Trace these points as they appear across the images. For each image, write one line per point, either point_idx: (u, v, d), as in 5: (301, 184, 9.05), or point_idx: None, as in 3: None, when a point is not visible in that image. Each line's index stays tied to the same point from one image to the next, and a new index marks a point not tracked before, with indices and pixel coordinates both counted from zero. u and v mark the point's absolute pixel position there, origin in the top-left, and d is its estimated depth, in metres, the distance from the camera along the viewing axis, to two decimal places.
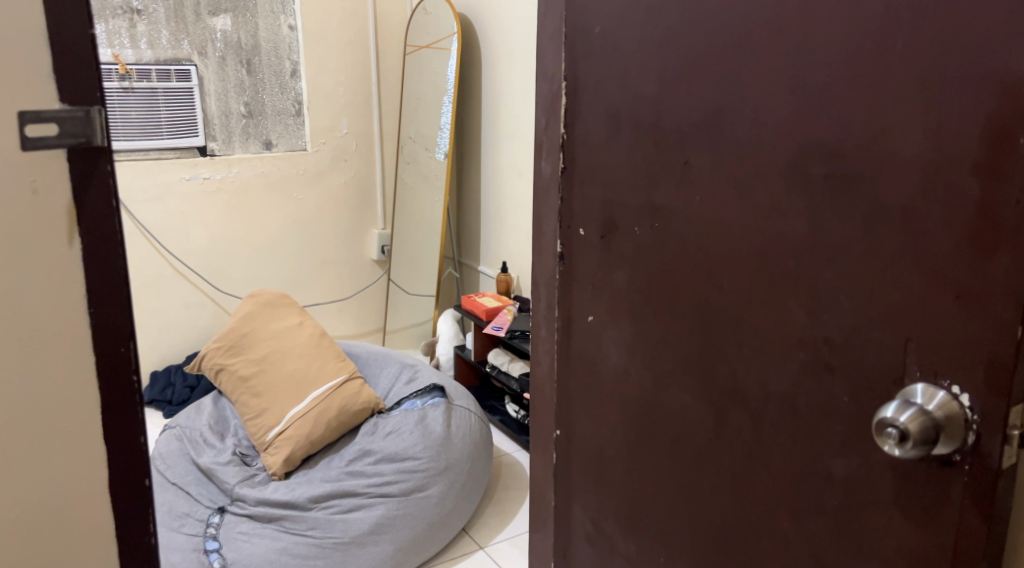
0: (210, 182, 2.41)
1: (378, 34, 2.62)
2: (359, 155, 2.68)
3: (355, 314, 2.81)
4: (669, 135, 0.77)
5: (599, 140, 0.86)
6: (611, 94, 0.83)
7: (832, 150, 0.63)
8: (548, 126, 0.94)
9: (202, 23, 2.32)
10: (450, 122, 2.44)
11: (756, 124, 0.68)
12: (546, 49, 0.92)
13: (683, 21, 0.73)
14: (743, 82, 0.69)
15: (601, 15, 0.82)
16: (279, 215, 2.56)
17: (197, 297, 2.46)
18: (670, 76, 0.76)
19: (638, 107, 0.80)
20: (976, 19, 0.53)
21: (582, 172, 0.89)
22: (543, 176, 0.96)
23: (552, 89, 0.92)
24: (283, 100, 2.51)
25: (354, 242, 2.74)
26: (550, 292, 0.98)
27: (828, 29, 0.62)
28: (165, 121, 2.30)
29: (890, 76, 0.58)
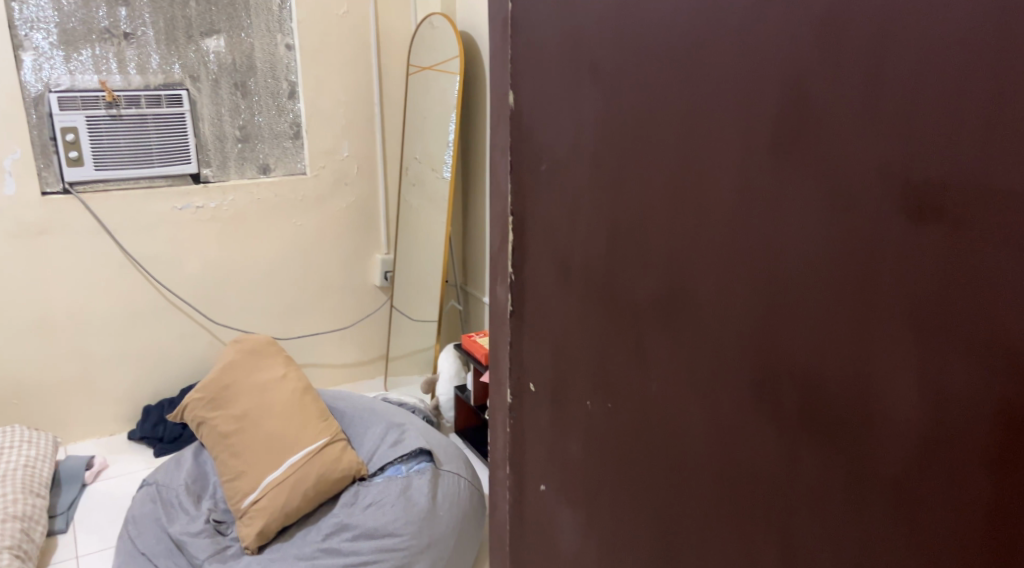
0: (204, 211, 2.31)
1: (381, 51, 2.48)
2: (361, 178, 2.55)
3: (358, 340, 2.70)
4: (620, 301, 0.62)
5: (547, 285, 0.71)
6: (560, 236, 0.68)
7: (801, 375, 0.46)
8: (500, 249, 0.79)
9: (195, 45, 2.22)
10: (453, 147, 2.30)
11: (729, 311, 0.50)
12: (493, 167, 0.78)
13: (636, 175, 0.57)
14: (695, 265, 0.53)
15: (548, 144, 0.67)
16: (278, 241, 2.45)
17: (191, 327, 2.37)
18: (621, 235, 0.60)
19: (587, 259, 0.65)
20: (989, 269, 0.37)
21: (532, 316, 0.74)
22: (496, 304, 0.81)
23: (503, 210, 0.77)
24: (281, 122, 2.40)
25: (356, 267, 2.62)
26: (502, 443, 0.82)
27: (817, 225, 0.43)
28: (155, 148, 2.20)
29: (875, 298, 0.41)
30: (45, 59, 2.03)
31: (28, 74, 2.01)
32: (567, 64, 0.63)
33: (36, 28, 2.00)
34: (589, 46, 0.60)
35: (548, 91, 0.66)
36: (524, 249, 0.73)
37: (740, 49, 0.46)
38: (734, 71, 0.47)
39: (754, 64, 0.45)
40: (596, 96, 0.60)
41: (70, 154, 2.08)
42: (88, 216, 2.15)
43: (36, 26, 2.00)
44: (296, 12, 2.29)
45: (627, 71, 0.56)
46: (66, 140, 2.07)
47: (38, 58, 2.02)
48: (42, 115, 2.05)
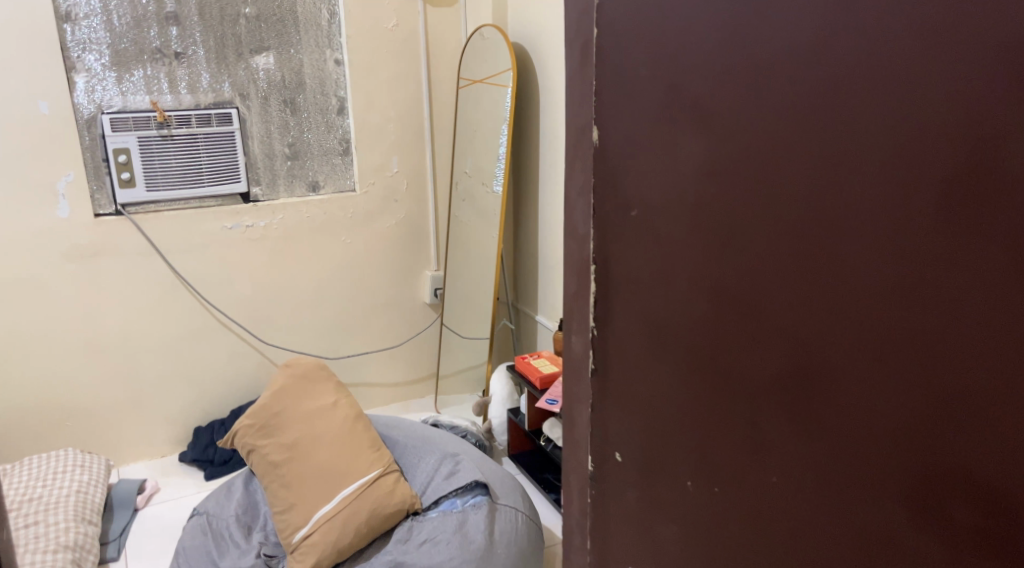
0: (254, 230, 2.28)
1: (431, 64, 2.41)
2: (410, 194, 2.49)
3: (407, 360, 2.63)
4: (727, 379, 0.54)
5: (635, 349, 0.62)
6: (649, 296, 0.59)
7: (974, 478, 0.42)
8: (578, 295, 0.69)
9: (245, 63, 2.19)
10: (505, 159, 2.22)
11: (880, 395, 0.45)
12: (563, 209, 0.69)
13: (755, 234, 0.50)
14: (832, 344, 0.47)
15: (635, 189, 0.59)
16: (327, 259, 2.40)
17: (240, 347, 2.34)
18: (729, 299, 0.52)
19: (685, 326, 0.57)
20: None
21: (615, 384, 0.65)
22: (574, 355, 0.71)
23: (581, 253, 0.67)
24: (330, 139, 2.36)
25: (405, 285, 2.56)
26: (582, 518, 0.72)
27: (1006, 295, 0.40)
28: (206, 168, 2.18)
29: None
30: (98, 80, 2.02)
31: (81, 95, 2.01)
32: (662, 101, 0.55)
33: (89, 49, 2.00)
34: (694, 79, 0.52)
35: (636, 131, 0.57)
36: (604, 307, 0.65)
37: (899, 101, 0.42)
38: (898, 138, 0.42)
39: (924, 132, 0.41)
40: (703, 139, 0.52)
41: (122, 175, 2.08)
42: (139, 238, 2.13)
43: (88, 48, 2.00)
44: (345, 27, 2.25)
45: (747, 115, 0.49)
46: (118, 161, 2.06)
47: (90, 79, 2.01)
48: (95, 136, 2.05)
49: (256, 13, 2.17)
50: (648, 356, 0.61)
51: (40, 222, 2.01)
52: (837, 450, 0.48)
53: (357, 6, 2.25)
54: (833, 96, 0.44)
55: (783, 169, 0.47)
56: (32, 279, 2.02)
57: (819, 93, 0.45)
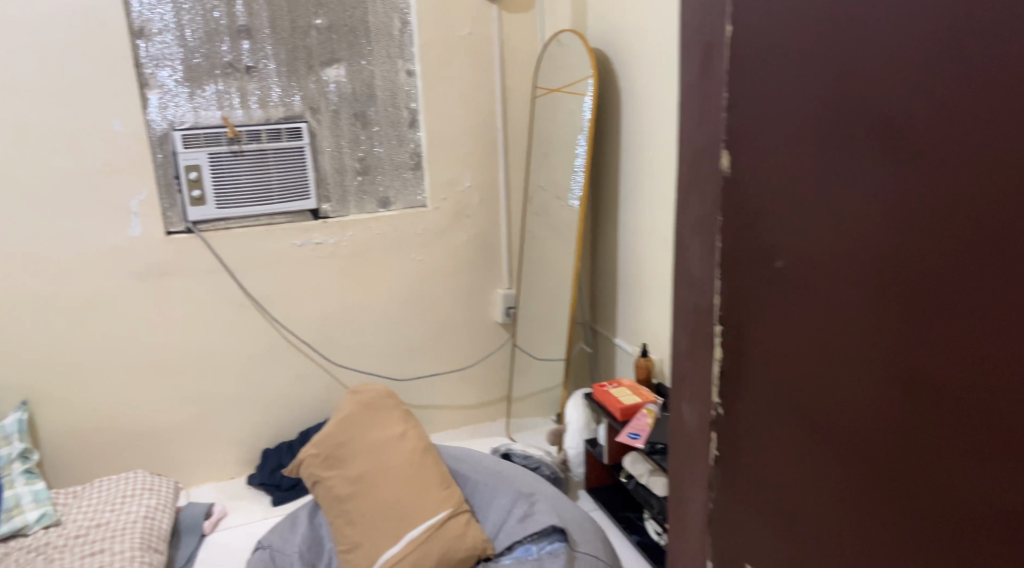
0: (323, 247, 2.21)
1: (505, 73, 2.30)
2: (483, 210, 2.38)
3: (479, 383, 2.50)
4: (895, 454, 0.51)
5: (775, 409, 0.60)
6: (799, 354, 0.57)
7: None
8: (693, 354, 0.68)
9: (315, 75, 2.13)
10: (584, 167, 2.07)
11: None
12: (685, 243, 0.67)
13: (924, 304, 0.48)
14: (1008, 426, 0.46)
15: (784, 239, 0.57)
16: (396, 278, 2.32)
17: (309, 368, 2.28)
18: (883, 373, 0.51)
19: (846, 393, 0.54)
20: None
21: (749, 450, 0.63)
22: (688, 419, 0.70)
23: (699, 302, 0.66)
24: (401, 153, 2.28)
25: (477, 305, 2.44)
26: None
27: None
28: (276, 184, 2.12)
29: None
30: (170, 96, 2.00)
31: (154, 112, 1.99)
32: (832, 151, 0.52)
33: (162, 65, 1.98)
34: (881, 135, 0.49)
35: (788, 179, 0.56)
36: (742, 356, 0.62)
37: None
38: None
39: None
40: (856, 203, 0.51)
41: (193, 193, 2.04)
42: (209, 256, 2.09)
43: (161, 64, 1.98)
44: (418, 36, 2.17)
45: (948, 186, 0.46)
46: (189, 178, 2.03)
47: (163, 96, 1.99)
48: (167, 153, 2.03)
49: (328, 23, 2.10)
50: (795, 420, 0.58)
51: (112, 241, 1.99)
52: (1014, 538, 0.47)
53: (430, 14, 2.17)
54: (1012, 165, 0.44)
55: (963, 244, 0.46)
56: (104, 298, 2.02)
57: (999, 159, 0.44)
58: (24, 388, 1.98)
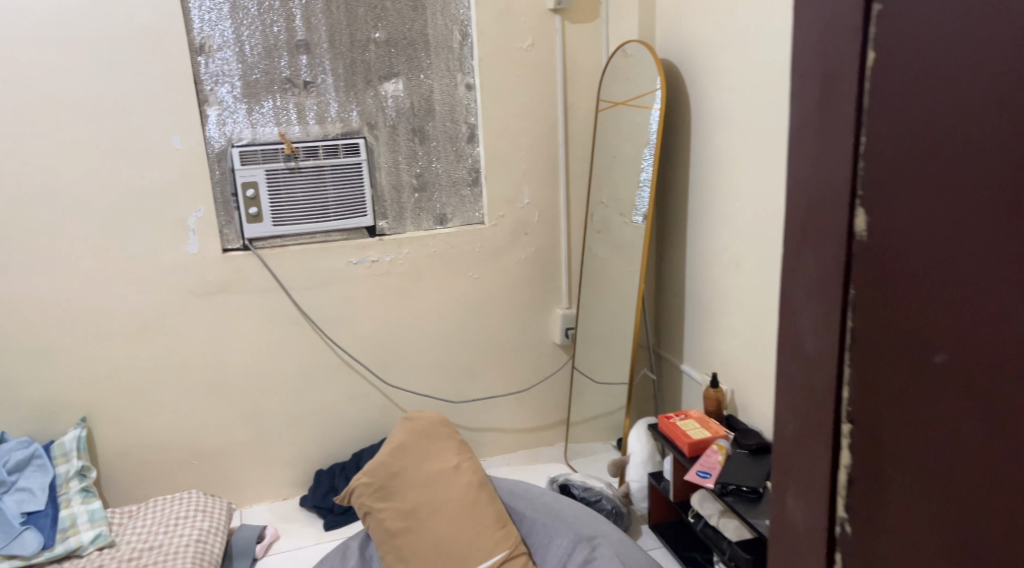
0: (379, 265, 2.16)
1: (567, 86, 2.20)
2: (542, 227, 2.29)
3: (536, 406, 2.41)
4: None
5: (922, 505, 0.58)
6: (939, 454, 0.56)
7: None
8: (802, 437, 0.67)
9: (374, 90, 2.08)
10: (650, 179, 1.95)
11: None
12: (801, 304, 0.65)
13: None
14: None
15: (942, 331, 0.54)
16: (452, 297, 2.25)
17: (363, 388, 2.22)
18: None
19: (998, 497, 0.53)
20: None
21: (879, 549, 0.61)
22: (798, 511, 0.69)
23: (815, 379, 0.64)
24: (459, 168, 2.21)
25: (534, 325, 2.34)
26: None
27: None
28: (332, 201, 2.08)
29: None
30: (229, 112, 1.98)
31: (213, 129, 1.98)
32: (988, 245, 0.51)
33: (221, 81, 1.96)
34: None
35: (948, 270, 0.53)
36: (886, 444, 0.59)
37: None
38: None
39: None
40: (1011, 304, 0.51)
41: (250, 210, 2.02)
42: (265, 274, 2.07)
43: (221, 80, 1.96)
44: (477, 49, 2.10)
45: None
46: (246, 196, 2.01)
47: (222, 112, 1.98)
48: (225, 170, 2.01)
49: (386, 37, 2.06)
50: (953, 522, 0.56)
51: (169, 258, 1.98)
52: None
53: (491, 26, 2.10)
54: None
55: None
56: (161, 316, 2.01)
57: None
58: (83, 405, 1.99)
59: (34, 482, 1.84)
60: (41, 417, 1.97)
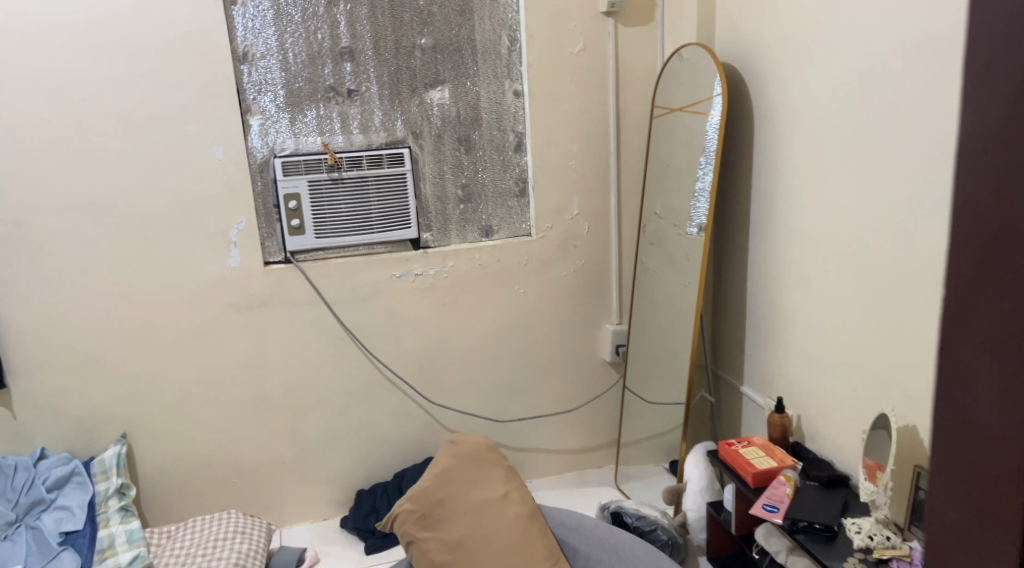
0: (423, 279, 2.09)
1: (620, 92, 2.10)
2: (593, 239, 2.19)
3: (584, 426, 2.30)
4: None
5: None
6: None
7: None
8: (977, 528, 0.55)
9: (419, 98, 2.01)
10: (710, 190, 1.85)
11: None
12: (972, 372, 0.54)
13: None
14: None
15: None
16: (498, 312, 2.16)
17: (406, 406, 2.15)
18: None
19: None
20: None
21: None
22: None
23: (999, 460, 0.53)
24: (506, 179, 2.13)
25: (583, 342, 2.24)
26: None
27: None
28: (376, 213, 2.02)
29: None
30: (272, 122, 1.93)
31: (256, 139, 1.93)
32: None
33: (264, 90, 1.91)
34: None
35: None
36: None
37: None
38: None
39: None
40: None
41: (292, 222, 1.96)
42: (307, 287, 2.01)
43: (264, 89, 1.91)
44: (526, 54, 2.02)
45: None
46: (289, 208, 1.95)
47: (265, 122, 1.93)
48: (267, 181, 1.96)
49: (433, 43, 1.99)
50: None
51: (211, 271, 1.94)
52: None
53: (541, 31, 2.01)
54: None
55: None
56: (202, 331, 1.96)
57: None
58: (123, 421, 1.95)
59: (73, 500, 1.82)
60: (81, 433, 1.93)
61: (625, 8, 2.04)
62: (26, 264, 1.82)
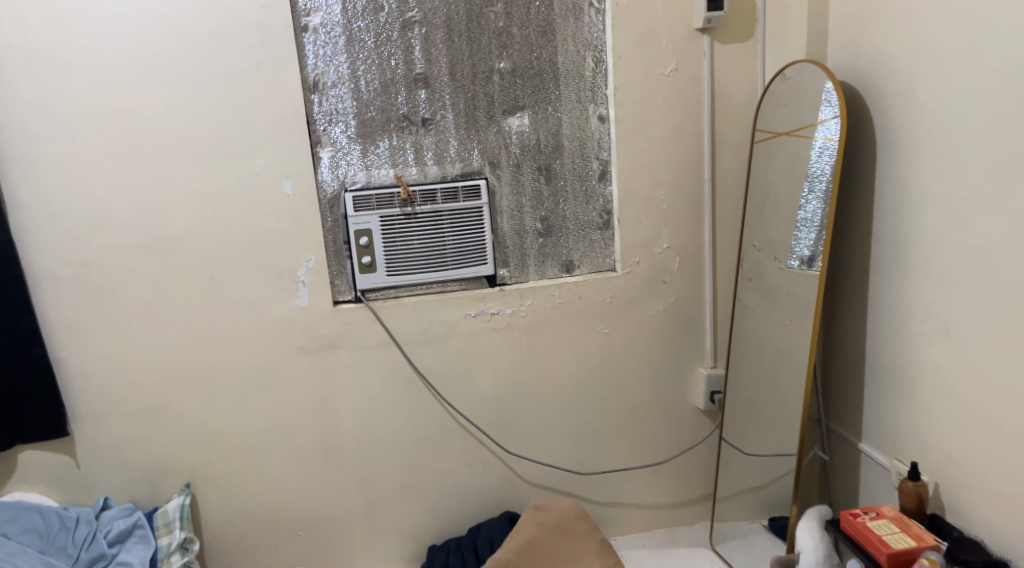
0: (499, 319, 1.93)
1: (716, 115, 1.92)
2: (684, 275, 1.99)
3: (675, 479, 2.10)
4: None
5: None
6: None
7: None
8: None
9: (497, 125, 1.88)
10: (827, 224, 1.66)
11: None
12: None
13: None
14: None
15: None
16: (580, 354, 1.99)
17: (481, 456, 1.99)
18: None
19: None
20: None
21: None
22: None
23: None
24: (589, 210, 1.96)
25: (673, 387, 2.04)
26: None
27: None
28: (450, 249, 1.88)
29: None
30: (343, 154, 1.82)
31: (326, 172, 1.82)
32: None
33: (335, 121, 1.80)
34: None
35: None
36: None
37: None
38: None
39: None
40: None
41: (363, 259, 1.84)
42: (378, 329, 1.88)
43: (335, 120, 1.81)
44: (613, 77, 1.86)
45: None
46: (359, 244, 1.83)
47: (335, 154, 1.82)
48: (338, 217, 1.84)
49: (512, 67, 1.85)
50: None
51: (279, 313, 1.83)
52: None
53: (629, 50, 1.85)
54: None
55: None
56: (269, 375, 1.85)
57: None
58: (187, 470, 1.85)
59: (135, 556, 1.72)
60: (146, 483, 1.84)
61: (723, 24, 1.86)
62: (91, 306, 1.75)
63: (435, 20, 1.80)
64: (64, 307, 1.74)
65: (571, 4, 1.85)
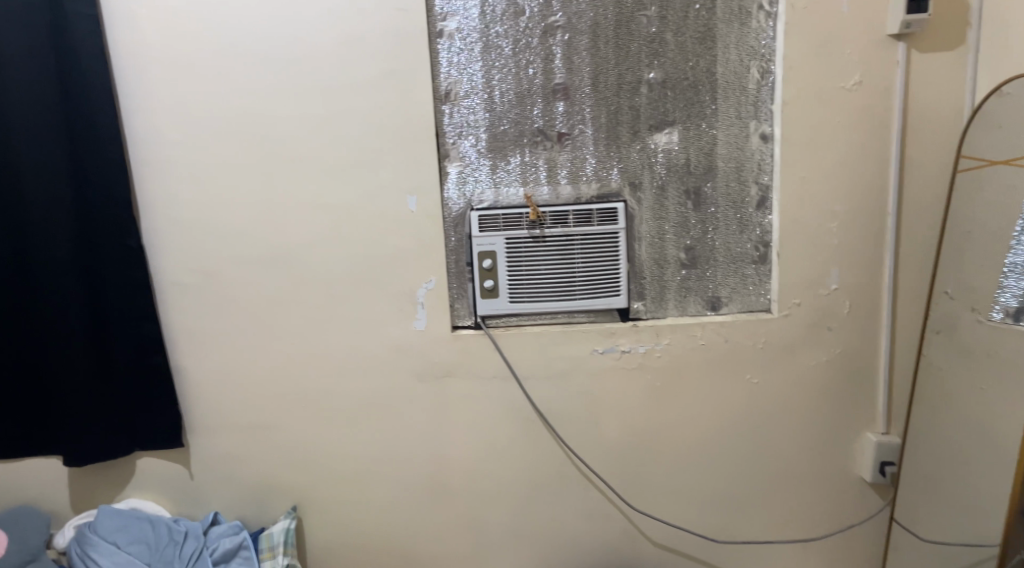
0: (631, 357, 1.73)
1: (908, 138, 1.63)
2: (855, 323, 1.70)
3: (827, 559, 1.80)
4: None
5: None
6: None
7: None
8: None
9: (641, 142, 1.67)
10: None
11: None
12: None
13: None
14: None
15: None
16: (723, 405, 1.74)
17: (603, 509, 1.79)
18: None
19: None
20: None
21: None
22: None
23: None
24: (742, 241, 1.71)
25: (833, 452, 1.75)
26: None
27: None
28: (581, 277, 1.69)
29: None
30: (471, 170, 1.68)
31: (452, 188, 1.69)
32: None
33: (465, 134, 1.67)
34: None
35: None
36: None
37: None
38: None
39: None
40: None
41: (485, 283, 1.70)
42: (497, 360, 1.73)
43: (465, 133, 1.67)
44: (782, 91, 1.61)
45: None
46: (482, 267, 1.69)
47: (463, 169, 1.68)
48: (461, 237, 1.71)
49: (662, 77, 1.64)
50: None
51: (395, 336, 1.73)
52: None
53: (803, 60, 1.60)
54: None
55: None
56: (382, 401, 1.75)
57: None
58: (295, 492, 1.79)
59: None
60: (254, 502, 1.79)
61: (924, 31, 1.58)
62: (212, 318, 1.72)
63: (579, 25, 1.62)
64: (187, 316, 1.72)
65: (737, 7, 1.62)
